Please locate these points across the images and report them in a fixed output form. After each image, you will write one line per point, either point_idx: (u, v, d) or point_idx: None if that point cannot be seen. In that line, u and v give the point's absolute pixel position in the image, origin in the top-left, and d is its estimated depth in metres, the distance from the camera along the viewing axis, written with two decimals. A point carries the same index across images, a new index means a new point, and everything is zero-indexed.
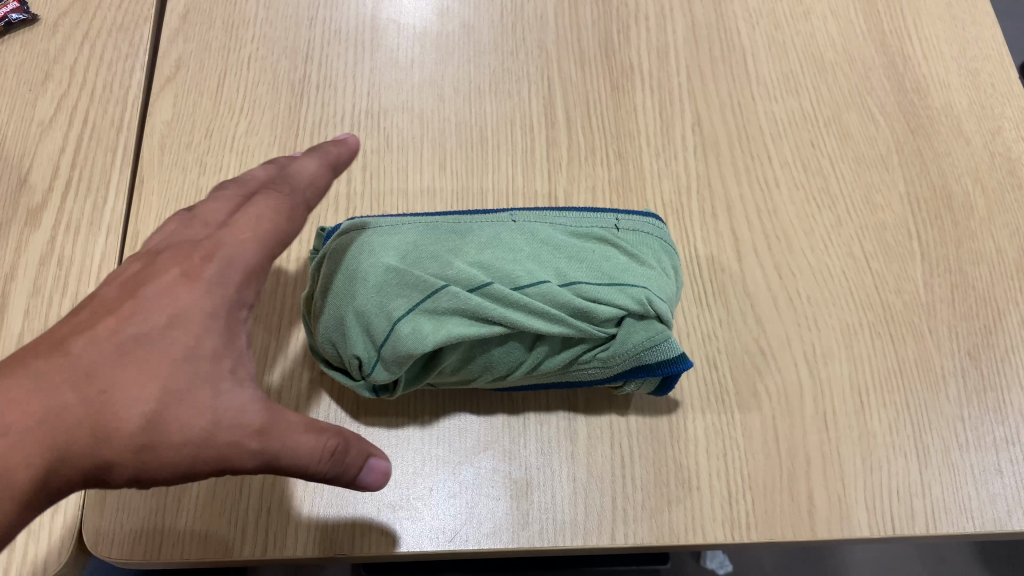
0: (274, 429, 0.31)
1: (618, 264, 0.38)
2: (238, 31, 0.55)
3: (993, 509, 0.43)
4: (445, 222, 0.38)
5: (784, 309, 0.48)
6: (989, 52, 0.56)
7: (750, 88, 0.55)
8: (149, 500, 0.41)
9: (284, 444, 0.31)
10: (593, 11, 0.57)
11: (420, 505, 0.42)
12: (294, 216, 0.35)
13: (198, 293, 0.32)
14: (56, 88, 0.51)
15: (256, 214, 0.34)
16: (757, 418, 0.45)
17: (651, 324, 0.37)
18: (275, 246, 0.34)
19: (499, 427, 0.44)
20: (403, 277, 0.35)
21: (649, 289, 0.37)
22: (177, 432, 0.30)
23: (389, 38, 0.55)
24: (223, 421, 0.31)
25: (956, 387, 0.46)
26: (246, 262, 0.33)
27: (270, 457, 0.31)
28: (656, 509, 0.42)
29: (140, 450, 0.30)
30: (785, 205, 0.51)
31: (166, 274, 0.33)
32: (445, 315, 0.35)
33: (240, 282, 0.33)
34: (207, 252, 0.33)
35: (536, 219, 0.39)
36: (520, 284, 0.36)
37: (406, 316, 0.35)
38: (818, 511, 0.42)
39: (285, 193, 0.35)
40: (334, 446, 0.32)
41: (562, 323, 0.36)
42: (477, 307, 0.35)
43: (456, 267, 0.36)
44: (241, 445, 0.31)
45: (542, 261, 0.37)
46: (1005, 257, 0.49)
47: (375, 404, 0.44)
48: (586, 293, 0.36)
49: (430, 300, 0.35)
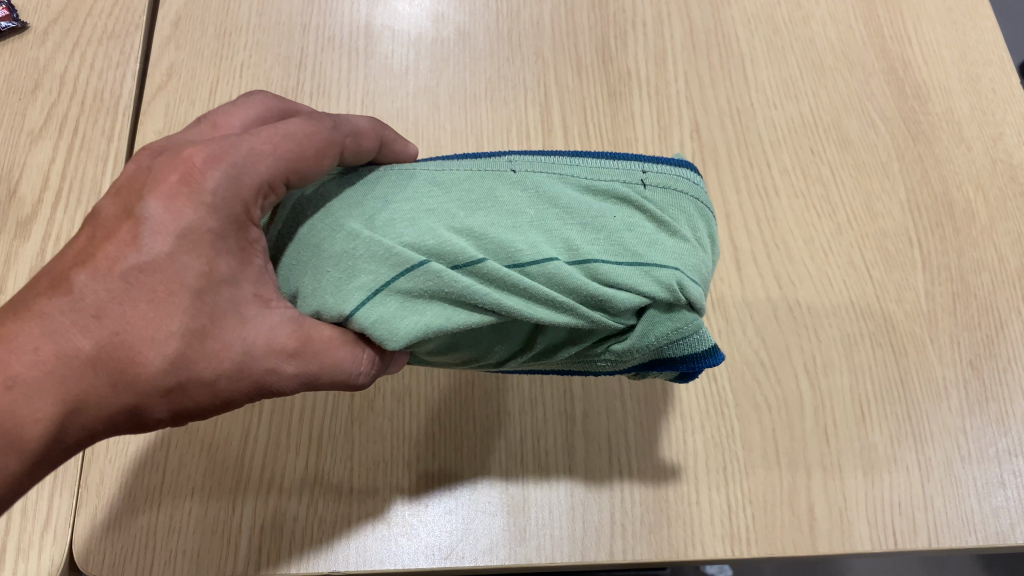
0: (311, 346, 0.29)
1: (644, 234, 0.30)
2: (230, 38, 0.54)
3: (996, 522, 0.42)
4: (426, 173, 0.31)
5: (784, 319, 0.47)
6: (990, 57, 0.55)
7: (749, 94, 0.54)
8: (141, 516, 0.41)
9: (326, 356, 0.29)
10: (589, 17, 0.57)
11: (417, 521, 0.42)
12: (327, 151, 0.31)
13: (202, 204, 0.29)
14: (45, 97, 0.51)
15: (285, 129, 0.31)
16: (757, 429, 0.44)
17: (678, 315, 0.30)
18: (293, 169, 0.30)
19: (496, 444, 0.44)
20: (369, 247, 0.28)
21: (682, 269, 0.30)
22: (207, 368, 0.29)
23: (383, 45, 0.55)
24: (256, 350, 0.29)
25: (958, 398, 0.45)
26: (256, 174, 0.30)
27: (308, 375, 0.29)
28: (655, 524, 0.42)
29: (167, 393, 0.28)
30: (784, 212, 0.50)
31: (169, 174, 0.30)
32: (423, 299, 0.28)
33: (246, 199, 0.30)
34: (215, 155, 0.30)
35: (542, 170, 0.32)
36: (519, 260, 0.28)
37: (372, 299, 0.27)
38: (819, 526, 0.42)
39: (328, 124, 0.32)
40: (371, 360, 0.30)
41: (570, 311, 0.29)
42: (463, 291, 0.28)
43: (438, 235, 0.28)
44: (275, 368, 0.29)
45: (547, 229, 0.30)
46: (1007, 266, 0.49)
47: (370, 418, 0.44)
48: (602, 274, 0.29)
49: (403, 278, 0.27)
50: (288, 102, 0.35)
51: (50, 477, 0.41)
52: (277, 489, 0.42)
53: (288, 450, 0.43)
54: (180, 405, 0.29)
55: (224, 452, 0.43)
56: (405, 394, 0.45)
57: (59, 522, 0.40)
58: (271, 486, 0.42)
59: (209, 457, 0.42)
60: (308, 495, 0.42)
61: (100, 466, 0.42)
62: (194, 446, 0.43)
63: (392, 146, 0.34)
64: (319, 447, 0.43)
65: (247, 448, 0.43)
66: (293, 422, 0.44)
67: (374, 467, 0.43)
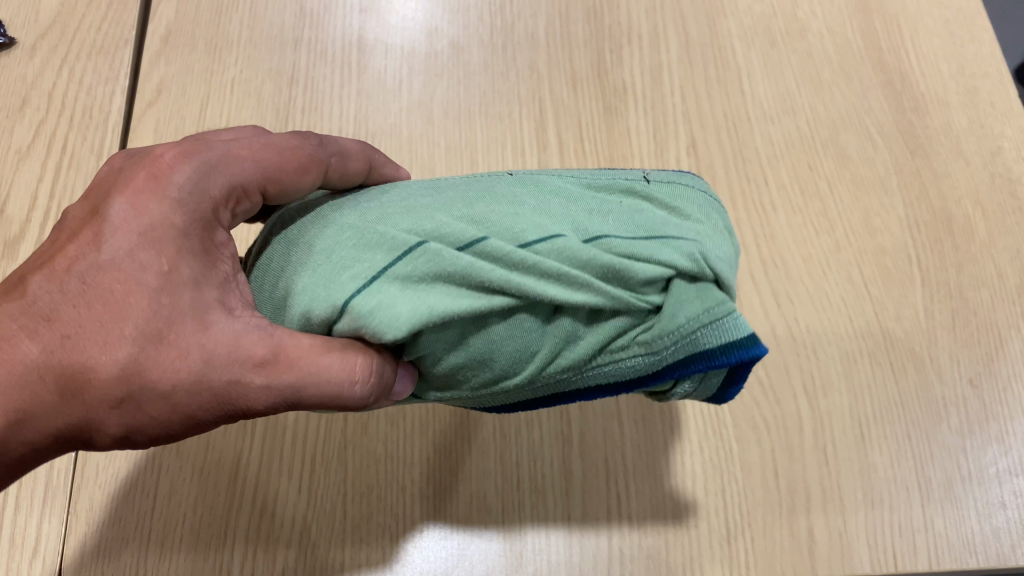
0: (285, 355, 0.28)
1: (654, 218, 0.29)
2: (221, 53, 0.53)
3: (997, 543, 0.42)
4: (421, 185, 0.31)
5: (783, 338, 0.47)
6: (988, 69, 0.54)
7: (745, 109, 0.54)
8: (131, 543, 0.40)
9: (306, 364, 0.27)
10: (584, 30, 0.56)
11: (412, 548, 0.41)
12: (309, 164, 0.31)
13: (168, 198, 0.29)
14: (34, 113, 0.50)
15: (266, 144, 0.31)
16: (756, 451, 0.44)
17: (705, 291, 0.27)
18: (269, 181, 0.31)
19: (491, 469, 0.43)
20: (364, 238, 0.27)
21: (701, 242, 0.28)
22: (161, 379, 0.28)
23: (376, 59, 0.54)
24: (216, 360, 0.28)
25: (959, 417, 0.45)
26: (228, 175, 0.30)
27: (288, 388, 0.28)
28: (654, 548, 0.42)
29: (118, 404, 0.28)
30: (782, 228, 0.50)
31: (137, 173, 0.30)
32: (425, 284, 0.26)
33: (216, 199, 0.30)
34: (187, 153, 0.30)
35: (541, 175, 0.31)
36: (526, 239, 0.27)
37: (370, 285, 0.26)
38: (819, 549, 0.41)
39: (313, 142, 0.32)
40: (365, 369, 0.27)
41: (587, 289, 0.26)
42: (468, 268, 0.26)
43: (437, 220, 0.27)
44: (243, 379, 0.28)
45: (552, 213, 0.28)
46: (1007, 282, 0.48)
47: (363, 441, 0.43)
48: (617, 249, 0.27)
49: (402, 262, 0.26)
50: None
51: (39, 501, 0.41)
52: (269, 514, 0.41)
53: (281, 474, 0.42)
54: (133, 420, 0.29)
55: (216, 477, 0.42)
56: (400, 417, 0.44)
57: (48, 548, 0.40)
58: (264, 510, 0.41)
59: (201, 483, 0.42)
60: (301, 522, 0.41)
61: (91, 490, 0.41)
62: (185, 471, 0.42)
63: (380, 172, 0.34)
64: (313, 470, 0.42)
65: (239, 473, 0.42)
66: (286, 445, 0.43)
67: (368, 493, 0.42)
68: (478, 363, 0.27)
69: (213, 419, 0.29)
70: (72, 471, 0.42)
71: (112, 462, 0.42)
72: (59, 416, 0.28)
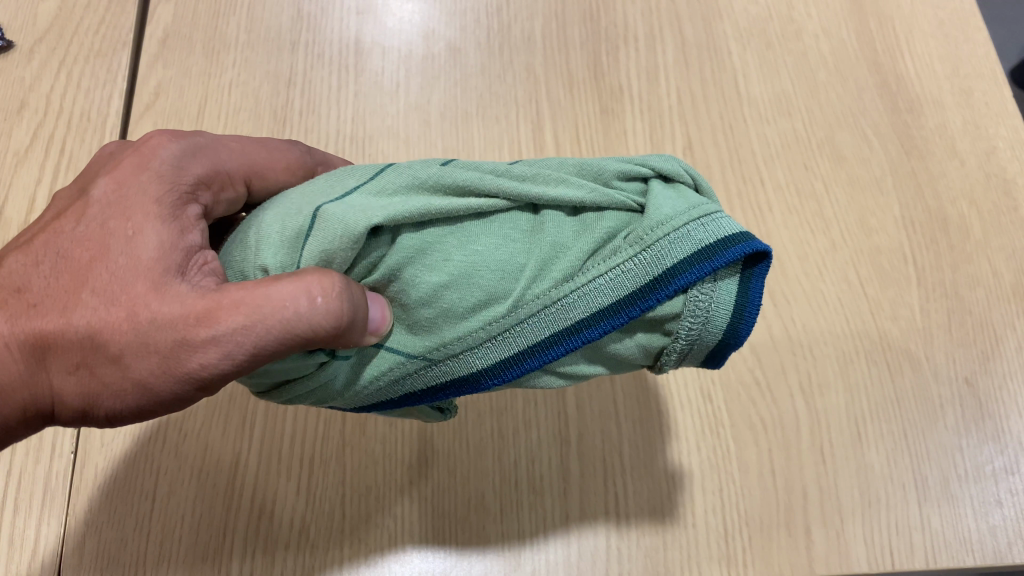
0: (230, 300, 0.26)
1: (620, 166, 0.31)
2: (218, 56, 0.53)
3: (993, 541, 0.42)
4: None
5: (779, 337, 0.47)
6: (982, 70, 0.55)
7: (741, 110, 0.54)
8: (129, 544, 0.40)
9: (256, 300, 0.25)
10: (581, 32, 0.56)
11: (410, 548, 0.41)
12: (296, 168, 0.35)
13: (149, 169, 0.29)
14: (31, 117, 0.50)
15: (254, 142, 0.34)
16: (753, 449, 0.44)
17: (683, 195, 0.28)
18: (257, 172, 0.33)
19: (489, 468, 0.43)
20: (340, 177, 0.29)
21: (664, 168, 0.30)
22: (111, 341, 0.26)
23: (373, 61, 0.54)
24: (161, 320, 0.26)
25: (954, 416, 0.45)
26: (218, 159, 0.32)
27: (241, 333, 0.25)
28: (651, 548, 0.42)
29: (75, 368, 0.27)
30: (777, 229, 0.50)
31: (122, 155, 0.31)
32: (400, 195, 0.27)
33: (201, 177, 0.31)
34: (179, 136, 0.32)
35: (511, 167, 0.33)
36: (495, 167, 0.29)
37: (344, 198, 0.27)
38: (816, 548, 0.42)
39: (301, 149, 0.36)
40: (319, 283, 0.25)
41: (560, 186, 0.28)
42: (441, 175, 0.27)
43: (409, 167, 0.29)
44: (188, 336, 0.26)
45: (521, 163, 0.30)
46: (1002, 281, 0.48)
47: (361, 442, 0.43)
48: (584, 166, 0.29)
49: (376, 182, 0.28)
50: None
51: (37, 502, 0.41)
52: (267, 515, 0.41)
53: (279, 475, 0.42)
54: (91, 387, 0.27)
55: (214, 478, 0.42)
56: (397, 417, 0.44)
57: (46, 549, 0.40)
58: (262, 511, 0.41)
59: (199, 484, 0.42)
60: (299, 523, 0.41)
61: (88, 491, 0.41)
62: (184, 472, 0.42)
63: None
64: (312, 471, 0.43)
65: (237, 475, 0.42)
66: (285, 446, 0.43)
67: (366, 493, 0.42)
68: (461, 279, 0.26)
69: (169, 391, 0.27)
70: (70, 473, 0.42)
71: (110, 463, 0.42)
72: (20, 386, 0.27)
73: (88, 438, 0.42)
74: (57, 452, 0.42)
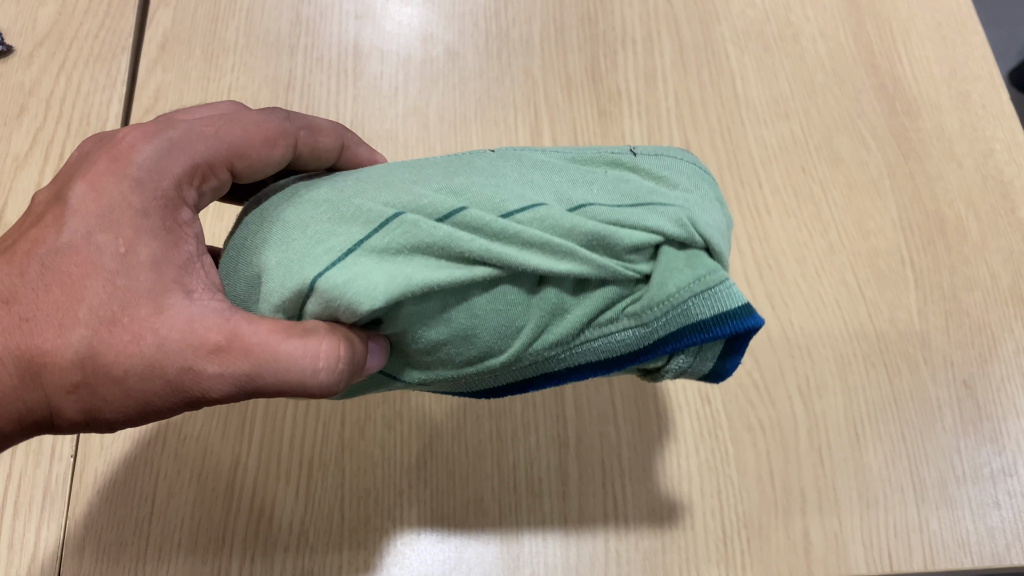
0: (241, 342, 0.27)
1: (642, 187, 0.28)
2: (217, 60, 0.54)
3: (992, 543, 0.42)
4: (403, 162, 0.30)
5: (777, 340, 0.47)
6: (980, 72, 0.55)
7: (738, 113, 0.54)
8: (129, 548, 0.40)
9: (266, 351, 0.26)
10: (579, 36, 0.56)
11: (410, 551, 0.41)
12: (276, 139, 0.32)
13: (129, 179, 0.29)
14: (31, 121, 0.50)
15: (232, 118, 0.32)
16: (751, 452, 0.44)
17: (697, 259, 0.27)
18: (238, 154, 0.31)
19: (487, 471, 0.43)
20: (340, 210, 0.26)
21: (689, 207, 0.27)
22: (115, 363, 0.27)
23: (371, 66, 0.54)
24: (169, 346, 0.27)
25: (953, 418, 0.45)
26: (192, 152, 0.30)
27: (246, 375, 0.27)
28: (650, 550, 0.42)
29: (74, 389, 0.28)
30: (776, 231, 0.50)
31: (102, 157, 0.30)
32: (402, 255, 0.25)
33: (181, 177, 0.30)
34: (152, 133, 0.30)
35: (526, 150, 0.30)
36: (506, 211, 0.26)
37: (345, 259, 0.25)
38: (815, 550, 0.42)
39: (279, 116, 0.33)
40: (326, 351, 0.26)
41: (571, 258, 0.26)
42: (446, 240, 0.25)
43: (415, 194, 0.26)
44: (195, 366, 0.27)
45: (533, 182, 0.27)
46: (999, 283, 0.48)
47: (359, 445, 0.44)
48: (602, 217, 0.26)
49: (378, 235, 0.25)
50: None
51: (37, 506, 0.41)
52: (267, 518, 0.42)
53: (278, 478, 0.42)
54: (91, 404, 0.28)
55: (214, 481, 0.42)
56: (396, 420, 0.44)
57: (46, 553, 0.40)
58: (261, 513, 0.42)
59: (199, 487, 0.42)
60: (299, 526, 0.42)
61: (88, 494, 0.41)
62: (184, 475, 0.42)
63: (349, 150, 0.35)
64: (311, 475, 0.43)
65: (237, 478, 0.42)
66: (284, 450, 0.43)
67: (365, 497, 0.42)
68: (459, 340, 0.26)
69: (168, 405, 0.28)
70: (70, 476, 0.42)
71: (109, 466, 0.42)
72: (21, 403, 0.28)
73: (88, 442, 0.43)
74: (56, 455, 0.42)
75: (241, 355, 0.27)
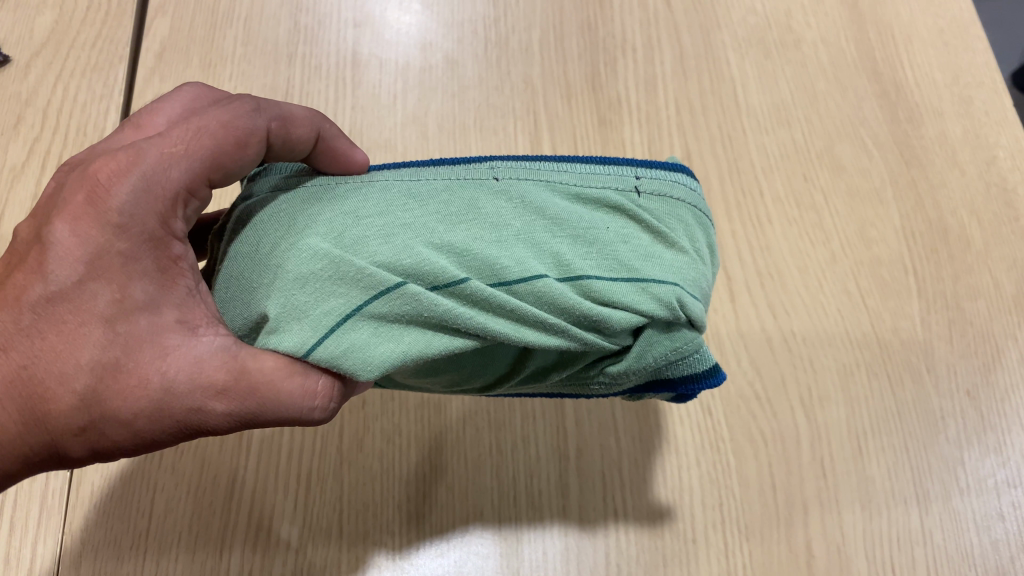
0: (247, 381, 0.26)
1: (639, 246, 0.28)
2: (215, 69, 0.53)
3: (995, 556, 0.42)
4: (400, 185, 0.29)
5: (778, 349, 0.47)
6: (982, 78, 0.54)
7: (740, 120, 0.54)
8: (125, 563, 0.40)
9: (268, 391, 0.26)
10: (579, 43, 0.56)
11: (408, 565, 0.41)
12: (248, 139, 0.29)
13: (111, 224, 0.27)
14: (27, 131, 0.50)
15: (199, 122, 0.28)
16: (752, 463, 0.44)
17: (678, 335, 0.28)
18: (213, 166, 0.28)
19: (486, 483, 0.43)
20: (339, 267, 0.25)
21: (680, 285, 0.28)
22: (123, 408, 0.26)
23: (370, 73, 0.54)
24: (177, 389, 0.27)
25: (956, 429, 0.45)
26: (169, 182, 0.27)
27: (243, 414, 0.27)
28: (650, 564, 0.41)
29: (81, 432, 0.26)
30: (777, 240, 0.50)
31: (77, 193, 0.27)
32: (399, 324, 0.25)
33: (164, 211, 0.28)
34: (122, 165, 0.27)
35: (529, 180, 0.29)
36: (505, 279, 0.26)
37: (343, 325, 0.25)
38: (817, 562, 0.42)
39: (249, 108, 0.29)
40: (326, 394, 0.27)
41: (563, 334, 0.26)
42: (445, 315, 0.25)
43: (417, 255, 0.26)
44: (203, 408, 0.27)
45: (532, 240, 0.27)
46: (1003, 292, 0.48)
47: (358, 457, 0.43)
48: (598, 293, 0.27)
49: (378, 301, 0.25)
50: (223, 93, 0.33)
51: (32, 520, 0.41)
52: (265, 532, 0.41)
53: (274, 491, 0.42)
54: (98, 448, 0.27)
55: (209, 495, 0.42)
56: (394, 432, 0.44)
57: (42, 566, 0.40)
58: (259, 527, 0.41)
59: (194, 501, 0.42)
60: (298, 539, 0.41)
61: (84, 507, 0.41)
62: (179, 490, 0.42)
63: (328, 143, 0.30)
64: (308, 486, 0.42)
65: (233, 491, 0.42)
66: (281, 463, 0.43)
67: (364, 509, 0.42)
68: None
69: (176, 441, 0.27)
70: (65, 490, 0.41)
71: (106, 478, 0.42)
72: (21, 451, 0.27)
73: None
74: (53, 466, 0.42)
75: (241, 394, 0.27)
